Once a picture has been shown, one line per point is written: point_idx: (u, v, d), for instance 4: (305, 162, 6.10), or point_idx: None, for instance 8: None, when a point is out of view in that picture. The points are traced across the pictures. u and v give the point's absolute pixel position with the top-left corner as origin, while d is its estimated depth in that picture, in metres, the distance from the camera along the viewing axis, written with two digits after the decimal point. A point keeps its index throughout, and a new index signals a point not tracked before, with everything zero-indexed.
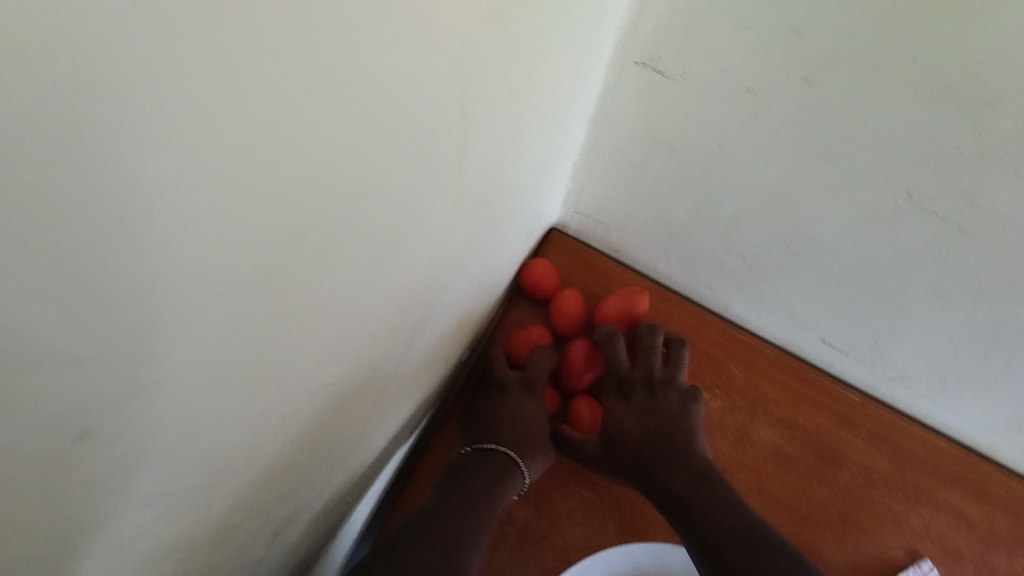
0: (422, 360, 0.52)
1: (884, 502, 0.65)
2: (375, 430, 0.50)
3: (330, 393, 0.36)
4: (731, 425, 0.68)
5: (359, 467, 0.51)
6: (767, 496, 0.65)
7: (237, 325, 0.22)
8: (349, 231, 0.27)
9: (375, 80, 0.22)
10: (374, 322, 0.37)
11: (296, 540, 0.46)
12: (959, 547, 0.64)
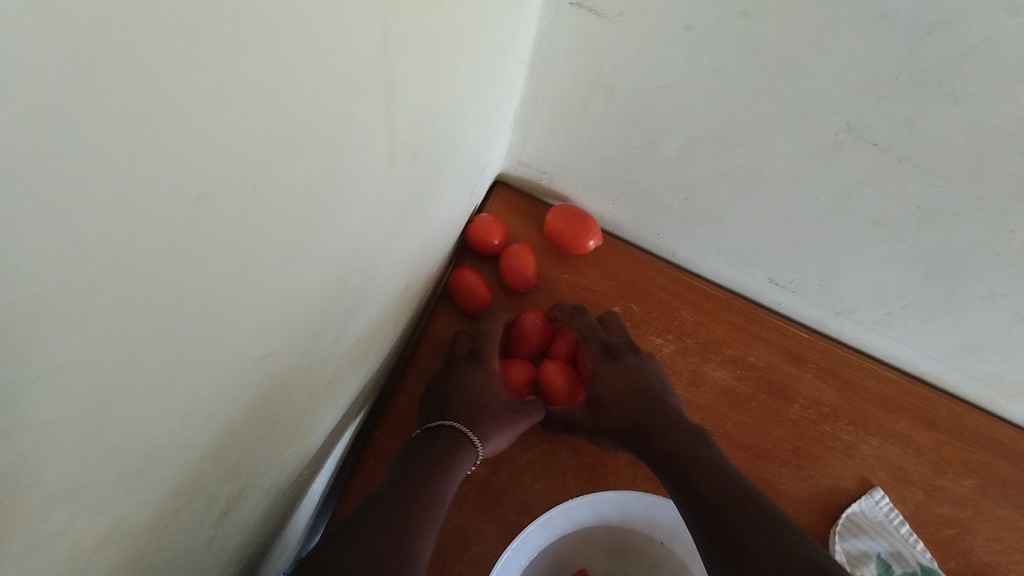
0: (373, 325, 0.51)
1: (835, 435, 0.68)
2: (329, 401, 0.49)
3: (283, 370, 0.34)
4: (684, 367, 0.69)
5: (316, 435, 0.50)
6: (723, 436, 0.67)
7: (167, 303, 0.21)
8: (277, 190, 0.25)
9: (293, 24, 0.21)
10: (325, 294, 0.35)
11: (257, 518, 0.46)
12: (909, 473, 0.68)
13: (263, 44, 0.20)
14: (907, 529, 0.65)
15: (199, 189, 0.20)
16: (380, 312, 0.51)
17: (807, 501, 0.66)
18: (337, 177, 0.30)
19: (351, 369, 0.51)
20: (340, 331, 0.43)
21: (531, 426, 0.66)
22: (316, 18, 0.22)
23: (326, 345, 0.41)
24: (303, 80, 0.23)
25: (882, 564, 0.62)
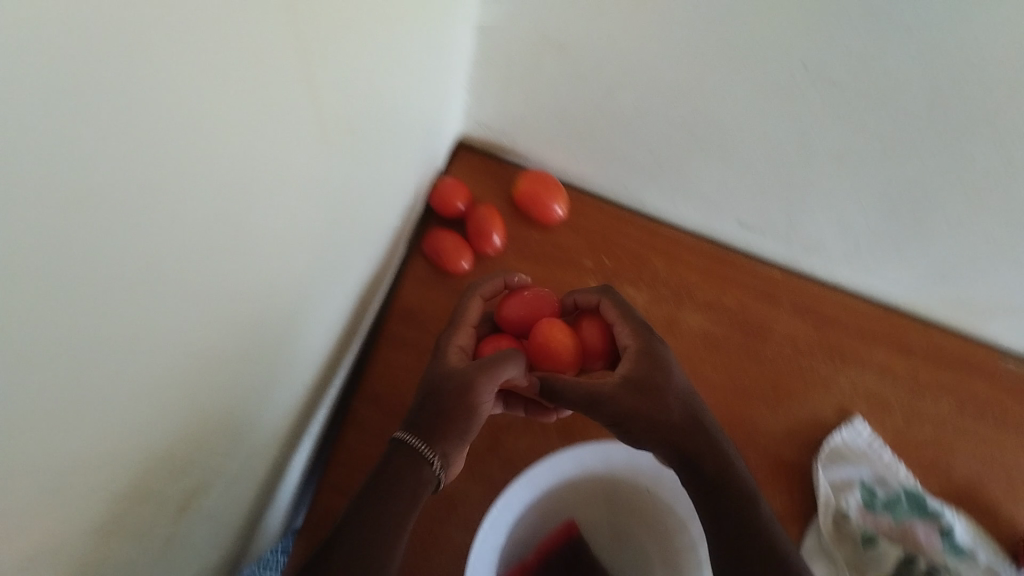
0: (327, 304, 0.51)
1: (812, 367, 0.69)
2: (291, 383, 0.49)
3: (217, 364, 0.34)
4: (658, 315, 0.69)
5: (286, 417, 0.51)
6: (701, 380, 0.68)
7: (21, 336, 0.21)
8: (148, 198, 0.24)
9: (110, 36, 0.20)
10: (251, 288, 0.35)
11: (233, 506, 0.46)
12: (886, 398, 0.69)
13: (69, 61, 0.19)
14: (890, 456, 0.68)
15: (17, 228, 0.19)
16: (335, 289, 0.52)
17: (785, 436, 0.68)
18: (244, 170, 0.30)
19: (311, 350, 0.51)
20: (291, 313, 0.43)
21: None
22: (144, 28, 0.21)
23: (273, 332, 0.41)
24: (144, 88, 0.22)
25: (865, 490, 0.66)
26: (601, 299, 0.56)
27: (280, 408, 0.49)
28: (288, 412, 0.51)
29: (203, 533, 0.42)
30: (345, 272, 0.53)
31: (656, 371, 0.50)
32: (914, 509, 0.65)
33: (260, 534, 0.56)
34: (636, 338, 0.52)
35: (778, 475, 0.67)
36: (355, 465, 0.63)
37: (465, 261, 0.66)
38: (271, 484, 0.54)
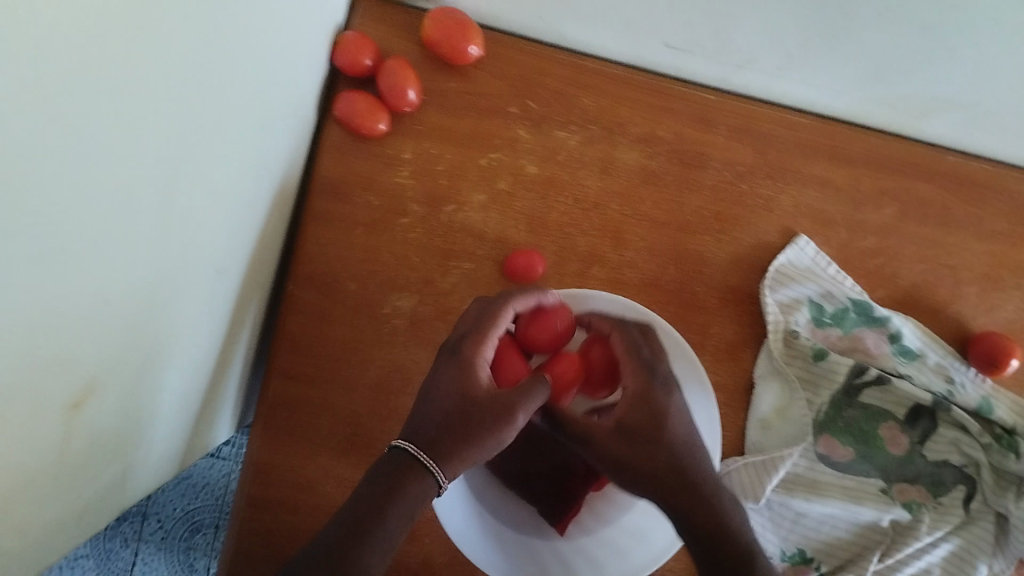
0: (234, 188, 0.47)
1: (754, 191, 0.68)
2: (203, 267, 0.46)
3: (60, 248, 0.31)
4: (593, 156, 0.66)
5: (200, 303, 0.48)
6: (643, 218, 0.66)
7: None
8: None
9: None
10: (88, 162, 0.31)
11: (148, 391, 0.45)
12: (831, 214, 0.68)
13: None
14: (835, 269, 0.68)
15: None
16: (250, 168, 0.49)
17: (731, 264, 0.67)
18: (36, 27, 0.26)
19: (229, 237, 0.49)
20: (180, 194, 0.40)
21: (447, 248, 0.64)
22: None
23: (166, 214, 0.39)
24: None
25: (814, 308, 0.68)
26: (612, 332, 0.58)
27: (193, 292, 0.46)
28: (207, 298, 0.49)
29: (106, 420, 0.41)
30: (256, 149, 0.50)
31: (653, 420, 0.52)
32: (862, 320, 0.68)
33: (213, 420, 0.60)
34: (637, 380, 0.54)
35: (726, 303, 0.67)
36: (301, 348, 0.62)
37: (381, 122, 0.63)
38: (199, 372, 0.52)
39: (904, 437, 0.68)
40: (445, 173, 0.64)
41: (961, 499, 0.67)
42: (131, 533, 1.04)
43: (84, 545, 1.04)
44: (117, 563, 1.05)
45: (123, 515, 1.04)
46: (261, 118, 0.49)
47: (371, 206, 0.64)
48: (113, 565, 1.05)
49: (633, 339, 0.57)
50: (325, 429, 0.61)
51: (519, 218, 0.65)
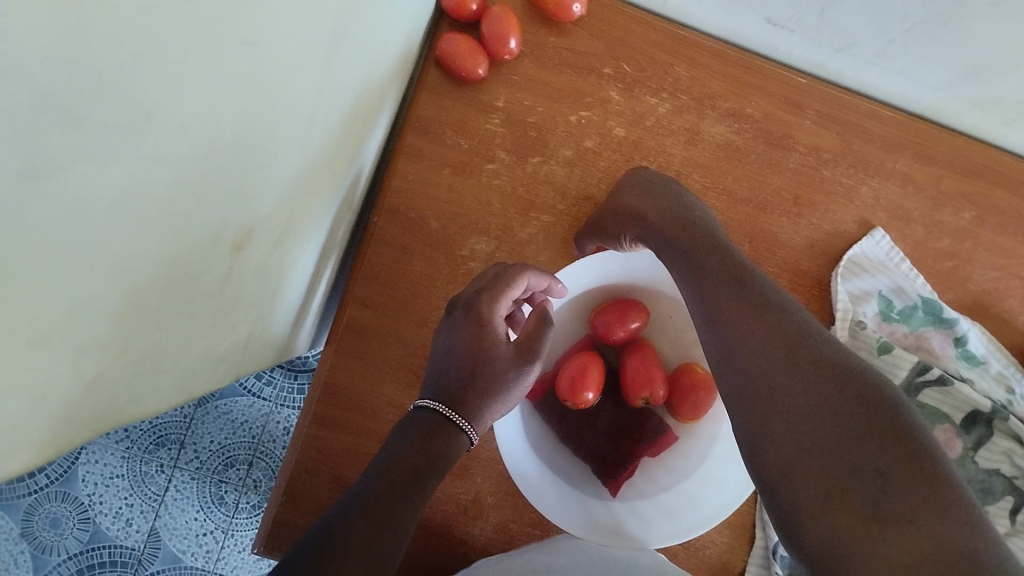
0: (344, 109, 0.49)
1: (834, 179, 0.68)
2: (316, 173, 0.49)
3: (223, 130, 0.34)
4: (681, 126, 0.67)
5: (310, 211, 0.51)
6: (723, 192, 0.67)
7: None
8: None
9: None
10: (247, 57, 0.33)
11: (264, 284, 0.48)
12: (909, 211, 0.69)
13: None
14: (907, 265, 0.68)
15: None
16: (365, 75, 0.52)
17: (807, 248, 0.68)
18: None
19: (342, 148, 0.52)
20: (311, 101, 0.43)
21: (530, 198, 0.65)
22: None
23: (304, 104, 0.42)
24: None
25: (883, 302, 0.68)
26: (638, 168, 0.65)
27: (307, 197, 0.49)
28: (313, 209, 0.51)
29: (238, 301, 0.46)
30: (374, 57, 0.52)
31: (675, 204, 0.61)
32: (929, 319, 0.68)
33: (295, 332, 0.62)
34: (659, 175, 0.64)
35: (795, 287, 0.68)
36: (379, 278, 0.64)
37: (481, 67, 0.63)
38: (296, 282, 0.55)
39: (958, 441, 0.66)
40: (536, 125, 0.66)
41: (1007, 510, 0.66)
42: (168, 459, 1.08)
43: (121, 465, 1.07)
44: (151, 487, 1.08)
45: (163, 439, 1.08)
46: (379, 33, 0.51)
47: (460, 148, 0.65)
48: (146, 489, 1.08)
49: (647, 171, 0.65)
50: (394, 359, 0.64)
51: (602, 176, 0.66)
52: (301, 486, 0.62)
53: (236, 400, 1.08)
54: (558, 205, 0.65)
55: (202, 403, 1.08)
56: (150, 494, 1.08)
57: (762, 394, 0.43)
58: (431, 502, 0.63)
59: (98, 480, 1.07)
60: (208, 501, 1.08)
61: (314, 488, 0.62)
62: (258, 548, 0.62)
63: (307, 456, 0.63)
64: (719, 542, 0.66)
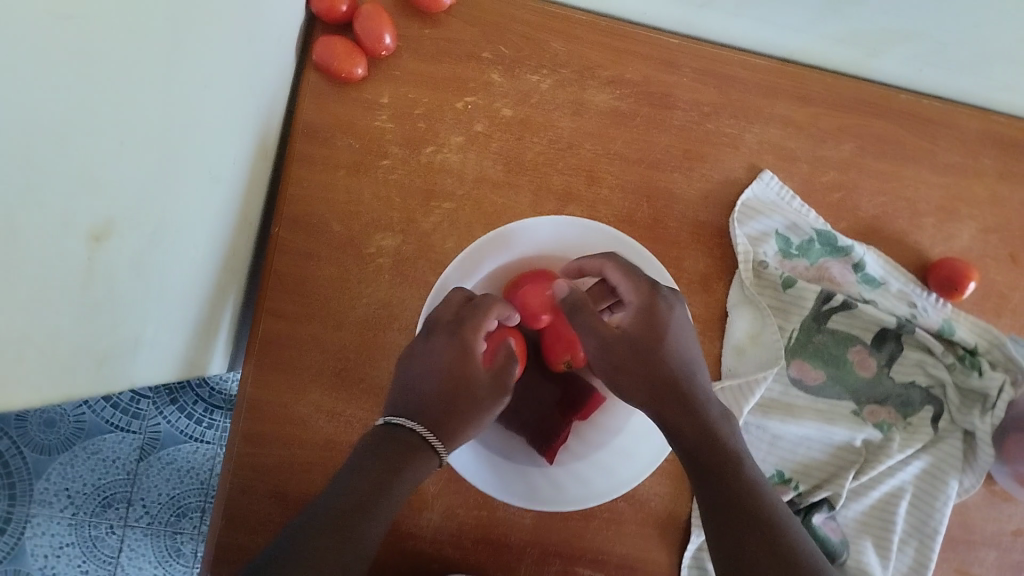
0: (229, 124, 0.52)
1: (719, 131, 0.71)
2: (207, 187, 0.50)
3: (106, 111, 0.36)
4: (565, 98, 0.69)
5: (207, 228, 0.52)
6: (615, 157, 0.69)
7: None
8: None
9: None
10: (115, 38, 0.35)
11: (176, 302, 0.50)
12: (793, 150, 0.72)
13: None
14: (798, 202, 0.71)
15: None
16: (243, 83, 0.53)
17: (703, 200, 0.70)
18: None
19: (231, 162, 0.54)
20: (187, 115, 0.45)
21: (428, 188, 0.66)
22: None
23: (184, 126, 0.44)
24: None
25: (780, 240, 0.71)
26: (605, 262, 0.59)
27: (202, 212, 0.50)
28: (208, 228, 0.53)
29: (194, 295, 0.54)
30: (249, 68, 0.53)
31: (652, 330, 0.55)
32: (826, 250, 0.71)
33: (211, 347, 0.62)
34: (638, 294, 0.56)
35: (697, 237, 0.70)
36: (288, 287, 0.64)
37: (359, 67, 0.65)
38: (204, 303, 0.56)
39: (872, 360, 0.71)
40: (423, 116, 0.67)
41: (930, 418, 0.71)
42: (117, 520, 1.04)
43: (69, 533, 1.03)
44: (103, 550, 1.04)
45: (109, 500, 1.04)
46: (250, 45, 0.53)
47: (352, 148, 0.66)
48: (99, 553, 1.04)
49: (627, 267, 0.58)
50: (315, 364, 0.64)
51: (496, 157, 0.68)
52: (238, 505, 0.62)
53: (179, 447, 1.06)
54: (458, 191, 0.67)
55: (145, 457, 1.05)
56: (103, 558, 1.04)
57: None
58: None
59: (48, 553, 1.03)
60: (165, 556, 1.05)
61: (253, 506, 0.62)
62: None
63: (243, 474, 0.62)
64: (662, 494, 0.67)
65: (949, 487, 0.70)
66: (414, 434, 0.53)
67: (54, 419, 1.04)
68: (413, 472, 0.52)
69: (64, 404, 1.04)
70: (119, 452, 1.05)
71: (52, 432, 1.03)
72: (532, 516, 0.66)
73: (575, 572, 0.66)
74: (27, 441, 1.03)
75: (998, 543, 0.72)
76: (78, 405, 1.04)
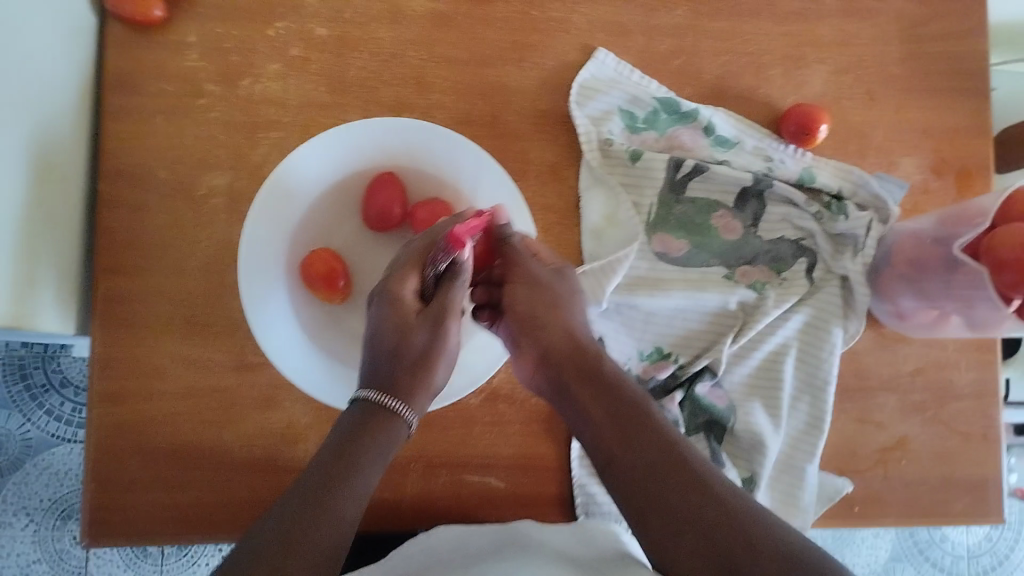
0: None
1: (544, 17, 0.70)
2: None
3: None
4: (379, 8, 0.68)
5: None
6: (442, 59, 0.68)
7: None
8: None
9: None
10: None
11: None
12: (625, 24, 0.71)
13: None
14: (639, 75, 0.70)
15: None
16: (39, 78, 0.58)
17: (538, 88, 0.69)
18: None
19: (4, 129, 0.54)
20: None
21: (252, 120, 0.65)
22: None
23: None
24: None
25: (625, 116, 0.70)
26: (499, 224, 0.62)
27: None
28: None
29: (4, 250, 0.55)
30: (44, 73, 0.59)
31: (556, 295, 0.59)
32: (673, 118, 0.70)
33: (42, 298, 0.60)
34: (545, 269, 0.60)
35: (538, 127, 0.69)
36: (122, 242, 0.63)
37: (156, 8, 0.64)
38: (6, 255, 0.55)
39: (737, 222, 0.69)
40: (235, 49, 0.66)
41: (804, 270, 0.69)
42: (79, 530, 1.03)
43: (33, 550, 1.03)
44: (70, 561, 1.03)
45: (68, 512, 1.03)
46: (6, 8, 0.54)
47: (166, 93, 0.65)
48: (67, 565, 1.03)
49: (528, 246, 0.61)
50: (164, 313, 0.63)
51: (318, 79, 0.66)
52: (106, 465, 0.61)
53: None
54: (283, 118, 0.66)
55: None
56: (72, 568, 1.03)
57: (652, 489, 0.47)
58: (246, 441, 0.62)
59: (16, 571, 1.02)
60: (132, 557, 1.04)
61: (122, 465, 0.61)
62: (84, 540, 0.61)
63: (107, 435, 0.61)
64: None
65: (833, 336, 0.68)
66: (392, 408, 0.52)
67: (2, 440, 1.03)
68: (354, 483, 0.47)
69: (8, 424, 1.03)
70: (70, 464, 1.03)
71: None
72: (413, 433, 0.65)
73: (464, 479, 0.66)
74: None
75: (898, 386, 0.71)
76: (23, 424, 1.03)
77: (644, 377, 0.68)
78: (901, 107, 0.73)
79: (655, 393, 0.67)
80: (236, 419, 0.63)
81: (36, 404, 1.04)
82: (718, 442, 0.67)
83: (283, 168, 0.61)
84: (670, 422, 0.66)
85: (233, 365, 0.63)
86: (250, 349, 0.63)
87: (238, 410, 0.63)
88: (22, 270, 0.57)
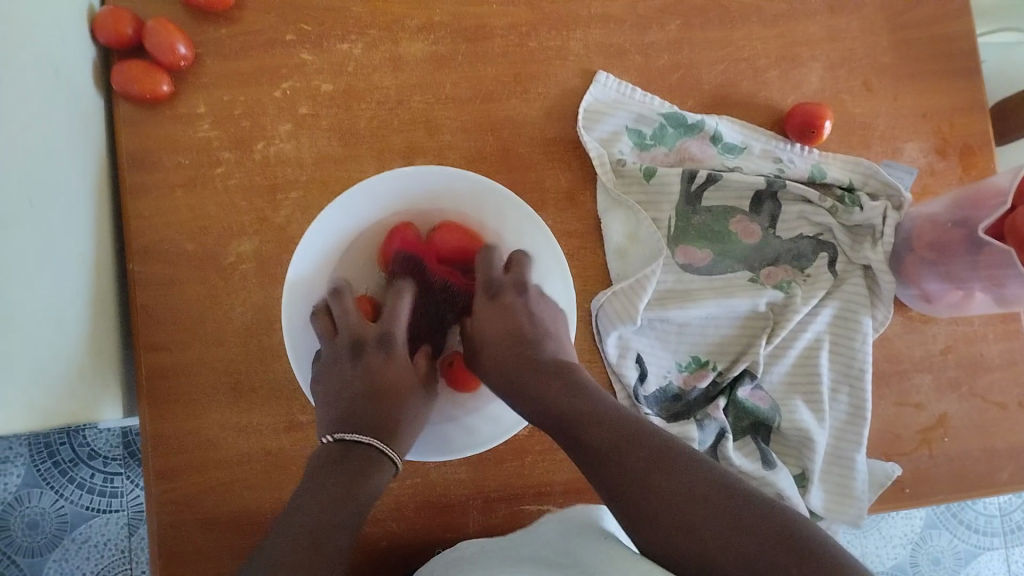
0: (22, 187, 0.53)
1: (542, 47, 0.71)
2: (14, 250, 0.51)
3: None
4: (380, 56, 0.69)
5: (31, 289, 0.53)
6: (449, 99, 0.69)
7: None
8: None
9: None
10: None
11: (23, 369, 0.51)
12: (621, 44, 0.72)
13: None
14: (642, 93, 0.71)
15: None
16: (63, 172, 0.59)
17: (546, 117, 0.70)
18: None
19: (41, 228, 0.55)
20: None
21: (270, 182, 0.66)
22: None
23: None
24: None
25: (633, 134, 0.71)
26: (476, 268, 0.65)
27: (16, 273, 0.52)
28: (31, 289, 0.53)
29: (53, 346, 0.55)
30: (67, 166, 0.59)
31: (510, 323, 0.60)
32: (680, 131, 0.71)
33: (89, 386, 0.60)
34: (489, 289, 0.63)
35: (550, 155, 0.70)
36: (159, 319, 0.63)
37: (163, 84, 0.64)
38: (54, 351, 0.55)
39: (755, 225, 0.71)
40: (244, 114, 0.66)
41: (826, 263, 0.70)
42: None
43: None
44: None
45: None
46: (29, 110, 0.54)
47: (183, 166, 0.65)
48: None
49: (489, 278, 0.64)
50: (208, 382, 0.63)
51: (329, 133, 0.67)
52: (170, 539, 0.61)
53: None
54: (301, 176, 0.66)
55: (134, 531, 1.03)
56: None
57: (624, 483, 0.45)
58: None
59: None
60: None
61: (186, 537, 0.61)
62: None
63: (167, 510, 0.61)
64: None
65: (864, 325, 0.69)
66: (374, 446, 0.54)
67: (37, 521, 1.01)
68: (348, 520, 0.48)
69: (41, 503, 1.01)
70: (108, 534, 1.03)
71: (36, 534, 1.01)
72: (466, 470, 0.65)
73: (524, 510, 0.66)
74: (16, 548, 1.01)
75: (931, 365, 0.72)
76: (55, 501, 1.02)
77: (685, 388, 0.68)
78: (898, 93, 0.75)
79: (699, 402, 0.68)
80: (292, 480, 0.63)
81: (67, 479, 1.02)
82: (765, 442, 0.68)
83: (316, 226, 0.61)
84: (718, 428, 0.66)
85: (284, 426, 0.63)
86: (297, 409, 0.63)
87: (294, 470, 0.63)
88: (69, 364, 0.57)
